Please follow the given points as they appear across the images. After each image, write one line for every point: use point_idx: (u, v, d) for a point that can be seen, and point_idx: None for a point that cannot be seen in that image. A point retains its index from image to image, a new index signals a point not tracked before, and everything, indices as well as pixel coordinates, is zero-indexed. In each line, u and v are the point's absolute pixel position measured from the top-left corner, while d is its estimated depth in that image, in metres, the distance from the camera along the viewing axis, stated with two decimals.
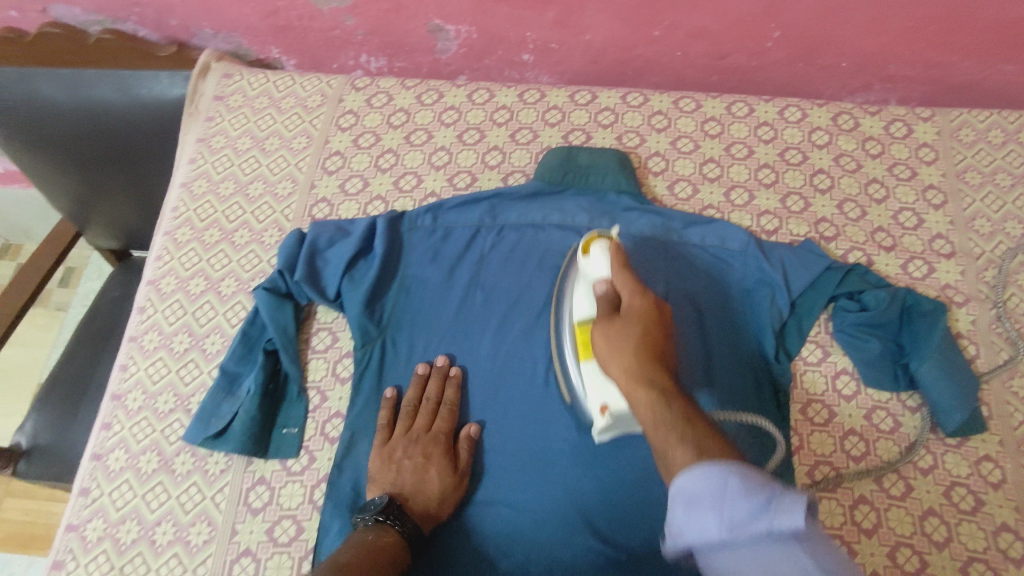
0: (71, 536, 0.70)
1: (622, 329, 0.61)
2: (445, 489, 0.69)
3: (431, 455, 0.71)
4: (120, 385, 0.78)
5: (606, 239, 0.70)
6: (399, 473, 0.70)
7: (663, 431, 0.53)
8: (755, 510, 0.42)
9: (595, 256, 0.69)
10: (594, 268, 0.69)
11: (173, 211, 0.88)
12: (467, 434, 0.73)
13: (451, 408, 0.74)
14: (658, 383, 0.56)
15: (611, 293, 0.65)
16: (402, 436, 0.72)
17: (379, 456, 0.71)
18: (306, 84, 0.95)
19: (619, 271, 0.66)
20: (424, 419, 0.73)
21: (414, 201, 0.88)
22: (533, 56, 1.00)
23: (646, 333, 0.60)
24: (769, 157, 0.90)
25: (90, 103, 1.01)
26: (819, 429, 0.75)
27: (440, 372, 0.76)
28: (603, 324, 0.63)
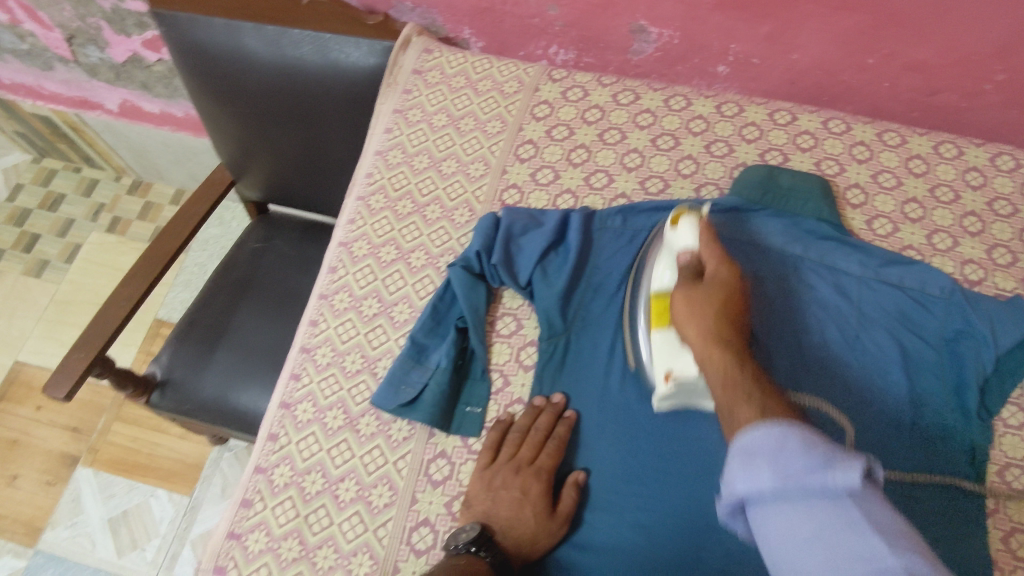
0: (259, 478, 0.73)
1: (703, 298, 0.67)
2: (536, 529, 0.67)
3: (529, 491, 0.69)
4: (310, 339, 0.80)
5: (694, 214, 0.75)
6: (494, 502, 0.69)
7: (740, 389, 0.58)
8: (813, 466, 0.45)
9: (681, 229, 0.74)
10: (681, 239, 0.73)
11: (367, 177, 0.90)
12: (573, 481, 0.70)
13: (558, 444, 0.71)
14: (732, 345, 0.63)
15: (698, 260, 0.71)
16: (506, 463, 0.71)
17: (481, 481, 0.70)
18: (503, 69, 0.96)
19: (703, 314, 0.66)
20: (528, 451, 0.71)
21: (603, 199, 0.87)
22: (729, 68, 0.98)
23: (723, 301, 0.66)
24: (975, 205, 0.86)
25: (288, 60, 1.03)
26: (1016, 496, 0.71)
27: (555, 409, 0.74)
28: (683, 289, 0.69)
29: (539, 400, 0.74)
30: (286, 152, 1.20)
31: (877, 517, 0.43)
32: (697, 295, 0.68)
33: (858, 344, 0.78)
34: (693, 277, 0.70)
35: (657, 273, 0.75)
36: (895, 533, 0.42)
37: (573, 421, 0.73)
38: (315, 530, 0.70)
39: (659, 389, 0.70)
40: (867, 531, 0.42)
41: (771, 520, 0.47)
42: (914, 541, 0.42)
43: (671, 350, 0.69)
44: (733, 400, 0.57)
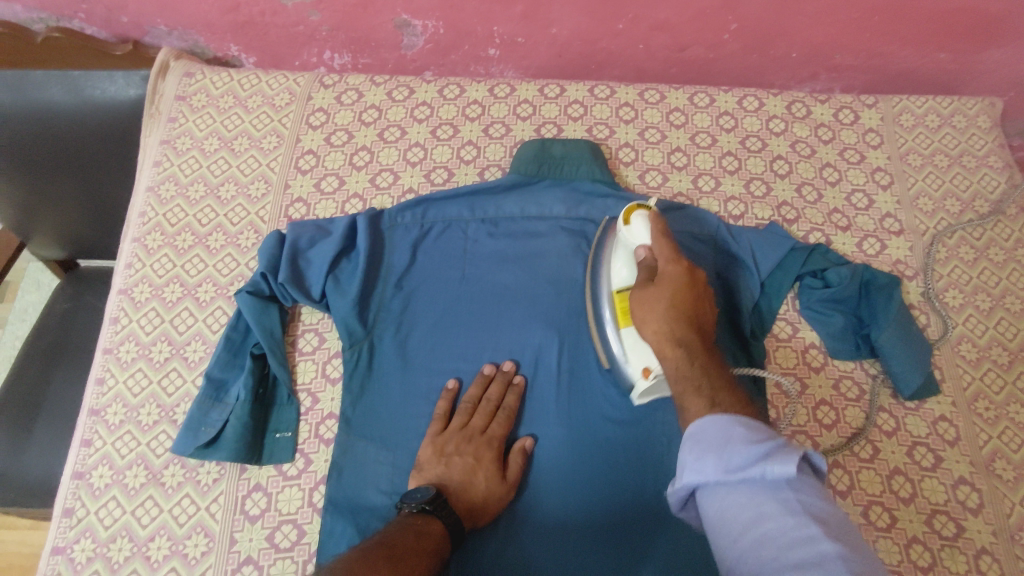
0: (57, 559, 0.68)
1: (654, 295, 0.66)
2: (486, 492, 0.69)
3: (483, 457, 0.71)
4: (98, 400, 0.75)
5: (645, 206, 0.73)
6: (447, 467, 0.69)
7: (687, 372, 0.61)
8: (755, 457, 0.49)
9: (635, 225, 0.72)
10: (635, 235, 0.71)
11: (140, 216, 0.85)
12: (521, 448, 0.73)
13: (510, 413, 0.74)
14: (683, 344, 0.63)
15: (650, 260, 0.69)
16: (456, 432, 0.73)
17: (433, 448, 0.71)
18: (272, 82, 0.93)
19: (660, 237, 0.69)
20: (481, 419, 0.74)
21: (391, 198, 0.88)
22: (499, 50, 1.01)
23: (676, 300, 0.65)
24: (731, 145, 0.95)
25: (39, 106, 0.96)
26: (792, 401, 0.80)
27: (505, 376, 0.77)
28: (637, 287, 0.68)
29: (489, 369, 0.77)
30: (72, 210, 1.08)
31: (810, 501, 0.47)
32: (644, 269, 0.69)
33: None
34: (648, 274, 0.68)
35: (615, 271, 0.73)
36: (827, 520, 0.45)
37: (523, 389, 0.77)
38: None
39: (640, 381, 0.71)
40: (794, 508, 0.46)
41: (719, 495, 0.50)
42: (840, 520, 0.46)
43: (637, 343, 0.70)
44: (683, 388, 0.61)
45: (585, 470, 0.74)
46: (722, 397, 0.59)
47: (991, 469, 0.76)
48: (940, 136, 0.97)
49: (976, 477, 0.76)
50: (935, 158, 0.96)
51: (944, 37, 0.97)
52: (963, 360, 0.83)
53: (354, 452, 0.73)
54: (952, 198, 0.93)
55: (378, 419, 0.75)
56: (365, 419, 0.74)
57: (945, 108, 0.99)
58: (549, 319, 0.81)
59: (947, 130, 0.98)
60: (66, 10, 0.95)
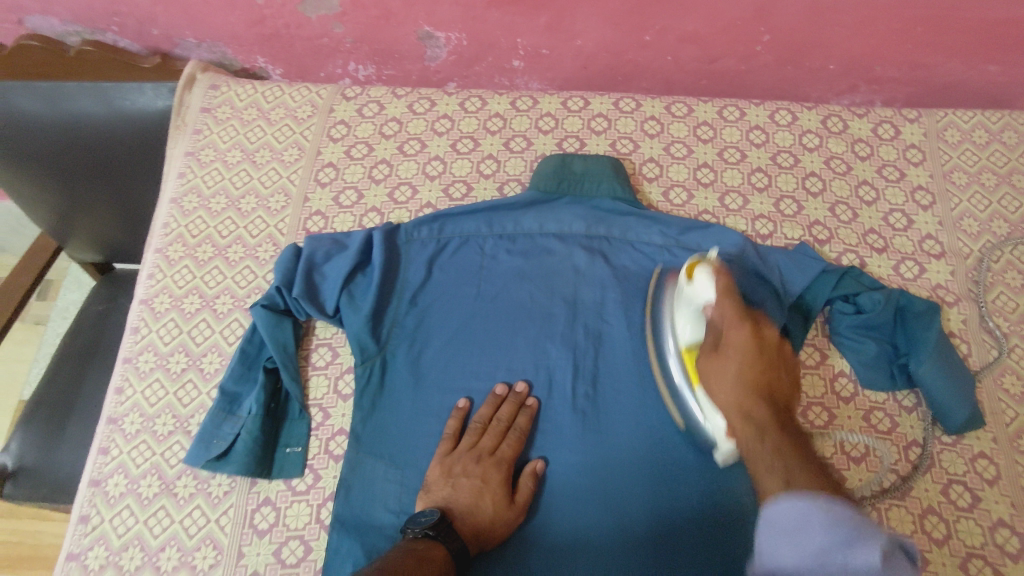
0: (72, 565, 0.69)
1: (723, 364, 0.63)
2: (492, 516, 0.68)
3: (490, 479, 0.70)
4: (116, 409, 0.76)
5: (706, 262, 0.72)
6: (453, 489, 0.69)
7: (760, 454, 0.56)
8: (838, 543, 0.45)
9: (698, 279, 0.70)
10: (700, 292, 0.70)
11: (163, 227, 0.87)
12: (531, 470, 0.72)
13: (521, 434, 0.73)
14: (756, 419, 0.58)
15: (716, 322, 0.66)
16: (465, 452, 0.72)
17: (441, 468, 0.71)
18: (295, 94, 0.94)
19: (723, 298, 0.66)
20: (490, 440, 0.72)
21: (409, 212, 0.87)
22: (523, 62, 0.99)
23: (750, 369, 0.61)
24: (761, 161, 0.91)
25: (73, 117, 0.99)
26: (819, 432, 0.76)
27: (518, 397, 0.75)
28: (705, 356, 0.65)
29: (501, 389, 0.76)
30: (107, 215, 1.11)
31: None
32: (711, 334, 0.66)
33: None
34: (713, 340, 0.65)
35: (679, 329, 0.71)
36: None
37: (535, 411, 0.75)
38: None
39: (721, 444, 0.67)
40: None
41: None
42: None
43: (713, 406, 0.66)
44: (755, 470, 0.56)
45: (599, 495, 0.72)
46: (799, 472, 0.52)
47: None
48: (987, 153, 0.92)
49: (1018, 520, 0.71)
50: (981, 176, 0.90)
51: (994, 47, 0.91)
52: (1006, 394, 0.77)
53: (363, 469, 0.72)
54: (999, 219, 0.88)
55: (388, 437, 0.74)
56: (375, 437, 0.74)
57: (995, 123, 0.94)
58: (565, 339, 0.79)
59: (996, 147, 0.92)
60: (100, 23, 0.97)
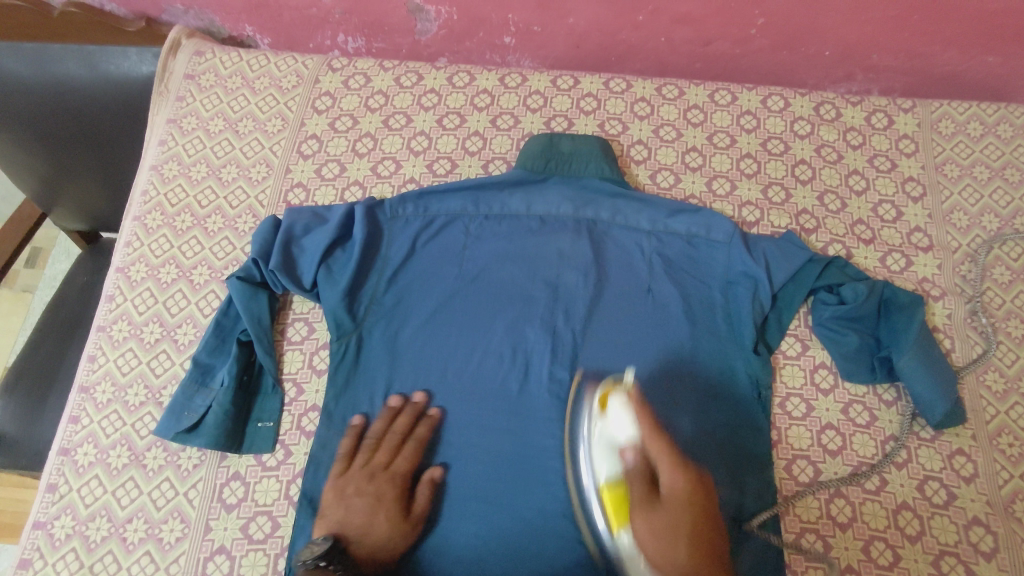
0: (38, 534, 0.68)
1: (665, 530, 0.56)
2: (388, 534, 0.66)
3: (384, 496, 0.68)
4: (88, 377, 0.75)
5: (621, 389, 0.66)
6: (346, 510, 0.66)
7: None
8: None
9: (612, 412, 0.64)
10: (616, 428, 0.63)
11: (142, 195, 0.85)
12: (429, 479, 0.70)
13: (418, 445, 0.71)
14: None
15: (641, 469, 0.61)
16: (358, 471, 0.70)
17: (333, 490, 0.68)
18: (280, 63, 0.92)
19: (649, 433, 0.61)
20: (385, 454, 0.71)
21: (392, 187, 0.86)
22: (515, 39, 0.97)
23: (694, 534, 0.56)
24: (751, 146, 0.89)
25: (57, 80, 0.97)
26: (796, 423, 0.75)
27: (416, 407, 0.73)
28: (641, 515, 0.58)
29: (396, 401, 0.73)
30: (91, 184, 1.10)
31: None
32: (637, 478, 0.61)
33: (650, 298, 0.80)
34: (648, 489, 0.60)
35: (596, 466, 0.65)
36: None
37: (436, 421, 0.73)
38: None
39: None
40: None
41: None
42: None
43: (633, 552, 0.60)
44: None
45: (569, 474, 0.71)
46: None
47: (1010, 511, 0.71)
48: (981, 146, 0.90)
49: (992, 518, 0.71)
50: (974, 170, 0.89)
51: (992, 38, 0.90)
52: (988, 391, 0.77)
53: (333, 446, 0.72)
54: (990, 213, 0.86)
55: (359, 413, 0.74)
56: (347, 412, 0.73)
57: (990, 116, 0.92)
58: (544, 321, 0.79)
59: (990, 140, 0.90)
60: None
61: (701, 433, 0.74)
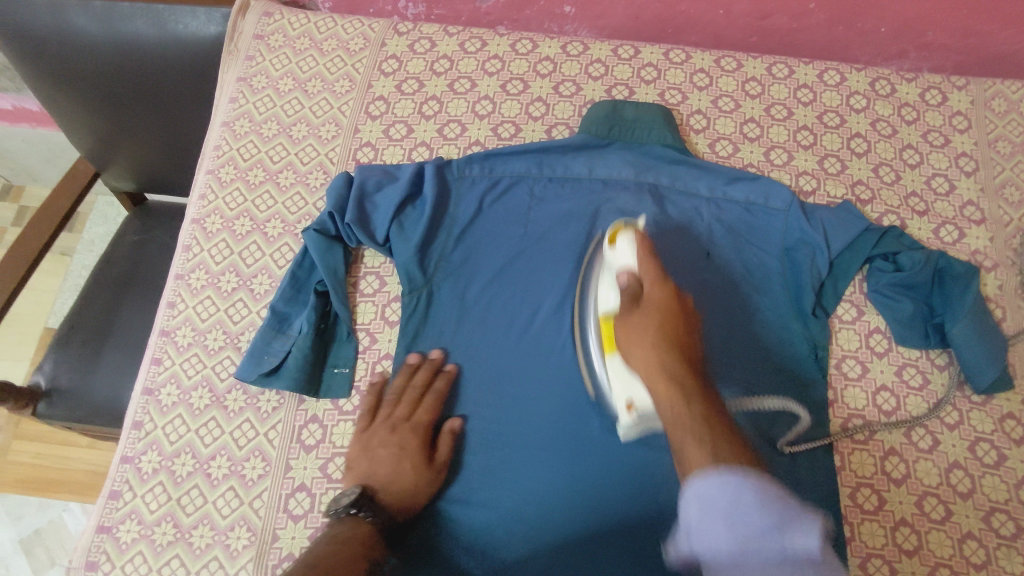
0: (126, 467, 0.71)
1: (642, 322, 0.59)
2: (413, 483, 0.69)
3: (408, 446, 0.70)
4: (168, 322, 0.78)
5: (630, 228, 0.69)
6: (373, 461, 0.70)
7: (686, 426, 0.52)
8: (770, 529, 0.42)
9: (619, 245, 0.68)
10: (620, 258, 0.68)
11: (215, 150, 0.87)
12: (449, 430, 0.73)
13: (437, 398, 0.73)
14: (680, 379, 0.55)
15: (637, 278, 0.63)
16: (381, 424, 0.72)
17: (359, 442, 0.71)
18: (347, 26, 0.94)
19: (643, 261, 0.65)
20: (405, 408, 0.73)
21: (458, 149, 0.88)
22: (575, 8, 0.99)
23: (663, 325, 0.58)
24: (808, 119, 0.91)
25: (125, 38, 0.98)
26: (852, 384, 0.78)
27: (434, 364, 0.75)
28: (624, 314, 0.61)
29: (415, 358, 0.75)
30: (149, 141, 1.13)
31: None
32: (626, 292, 0.63)
33: (709, 262, 0.82)
34: (631, 296, 0.62)
35: (603, 297, 0.69)
36: None
37: (452, 375, 0.75)
38: (189, 511, 0.69)
39: (624, 416, 0.67)
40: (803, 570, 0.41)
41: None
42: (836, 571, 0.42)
43: (623, 372, 0.65)
44: (684, 442, 0.51)
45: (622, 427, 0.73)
46: (728, 449, 0.49)
47: None
48: None
49: None
50: None
51: None
52: None
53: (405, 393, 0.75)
54: None
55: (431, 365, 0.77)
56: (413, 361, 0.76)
57: None
58: None
59: None
60: None
61: (762, 391, 0.76)
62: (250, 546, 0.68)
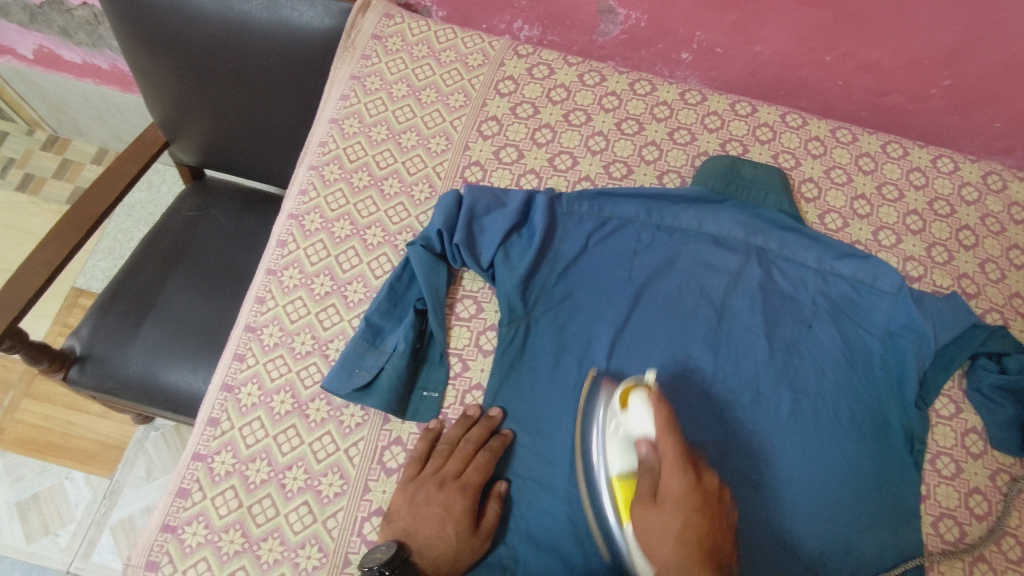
0: (198, 465, 0.68)
1: (663, 519, 0.58)
2: (456, 548, 0.63)
3: (454, 506, 0.65)
4: (256, 318, 0.75)
5: (643, 388, 0.67)
6: (415, 518, 0.64)
7: None
8: None
9: (633, 412, 0.65)
10: (634, 422, 0.65)
11: (320, 146, 0.85)
12: (497, 494, 0.68)
13: (490, 457, 0.68)
14: None
15: (652, 461, 0.62)
16: (429, 477, 0.67)
17: (404, 494, 0.66)
18: (467, 40, 0.94)
19: (663, 430, 0.62)
20: (456, 464, 0.68)
21: (567, 181, 0.86)
22: (692, 56, 0.98)
23: (687, 530, 0.57)
24: (917, 203, 0.90)
25: (234, 15, 0.90)
26: (945, 482, 0.76)
27: (490, 421, 0.71)
28: (638, 505, 0.60)
29: (473, 411, 0.71)
30: (230, 119, 1.06)
31: None
32: (646, 471, 0.62)
33: (810, 335, 0.80)
34: (651, 484, 0.61)
35: (610, 459, 0.66)
36: None
37: (508, 438, 0.71)
38: (259, 522, 0.66)
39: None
40: None
41: None
42: None
43: (637, 546, 0.62)
44: None
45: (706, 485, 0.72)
46: None
47: None
48: None
49: None
50: None
51: None
52: None
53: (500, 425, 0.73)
54: None
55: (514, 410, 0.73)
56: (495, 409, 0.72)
57: None
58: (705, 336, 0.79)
59: None
60: None
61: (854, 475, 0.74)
62: (321, 568, 0.65)
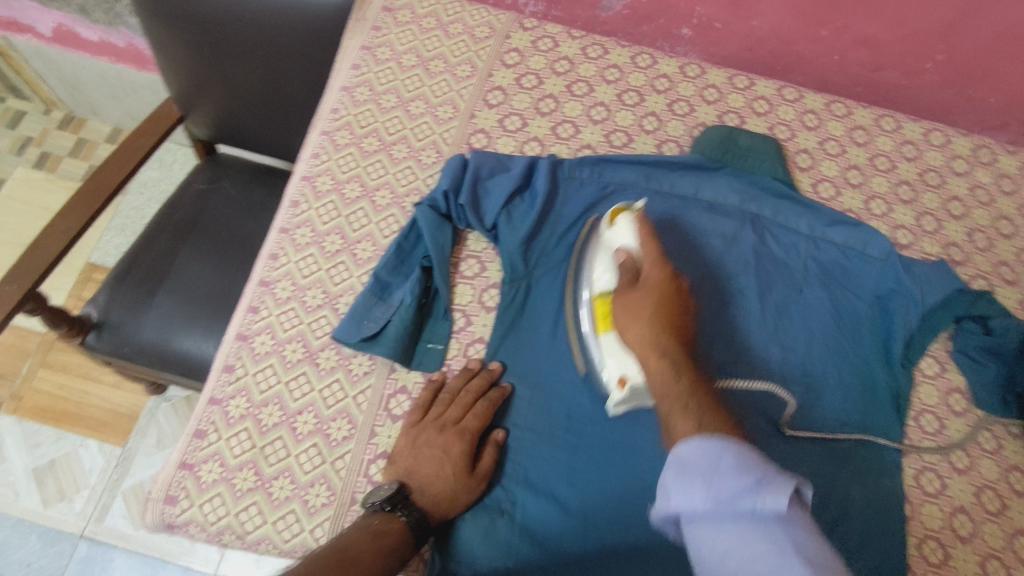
0: (213, 409, 0.72)
1: (639, 300, 0.66)
2: (454, 487, 0.66)
3: (452, 449, 0.68)
4: (269, 273, 0.79)
5: (631, 210, 0.75)
6: (416, 460, 0.68)
7: (673, 392, 0.58)
8: (745, 489, 0.45)
9: (619, 224, 0.74)
10: (619, 236, 0.73)
11: (331, 112, 0.88)
12: (494, 441, 0.71)
13: (489, 405, 0.71)
14: (670, 357, 0.61)
15: (636, 260, 0.70)
16: (430, 423, 0.70)
17: (406, 439, 0.70)
18: (475, 14, 0.98)
19: (647, 242, 0.70)
20: (455, 410, 0.71)
21: (569, 149, 0.89)
22: (693, 32, 1.01)
23: (662, 304, 0.65)
24: (909, 174, 0.93)
25: None
26: (928, 437, 0.79)
27: (490, 373, 0.74)
28: (623, 293, 0.68)
29: (474, 364, 0.75)
30: (243, 91, 1.09)
31: (805, 543, 0.43)
32: (629, 268, 0.70)
33: (801, 298, 0.83)
34: (632, 277, 0.69)
35: (598, 276, 0.74)
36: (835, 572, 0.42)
37: (507, 390, 0.74)
38: (271, 462, 0.70)
39: (616, 391, 0.70)
40: (789, 551, 0.42)
41: (707, 531, 0.46)
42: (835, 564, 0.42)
43: (615, 350, 0.70)
44: (672, 411, 0.56)
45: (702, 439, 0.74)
46: (711, 420, 0.54)
47: None
48: None
49: None
50: None
51: None
52: None
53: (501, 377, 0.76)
54: None
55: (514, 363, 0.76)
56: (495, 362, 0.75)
57: None
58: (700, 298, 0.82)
59: None
60: None
61: (841, 429, 0.77)
62: (329, 505, 0.68)
